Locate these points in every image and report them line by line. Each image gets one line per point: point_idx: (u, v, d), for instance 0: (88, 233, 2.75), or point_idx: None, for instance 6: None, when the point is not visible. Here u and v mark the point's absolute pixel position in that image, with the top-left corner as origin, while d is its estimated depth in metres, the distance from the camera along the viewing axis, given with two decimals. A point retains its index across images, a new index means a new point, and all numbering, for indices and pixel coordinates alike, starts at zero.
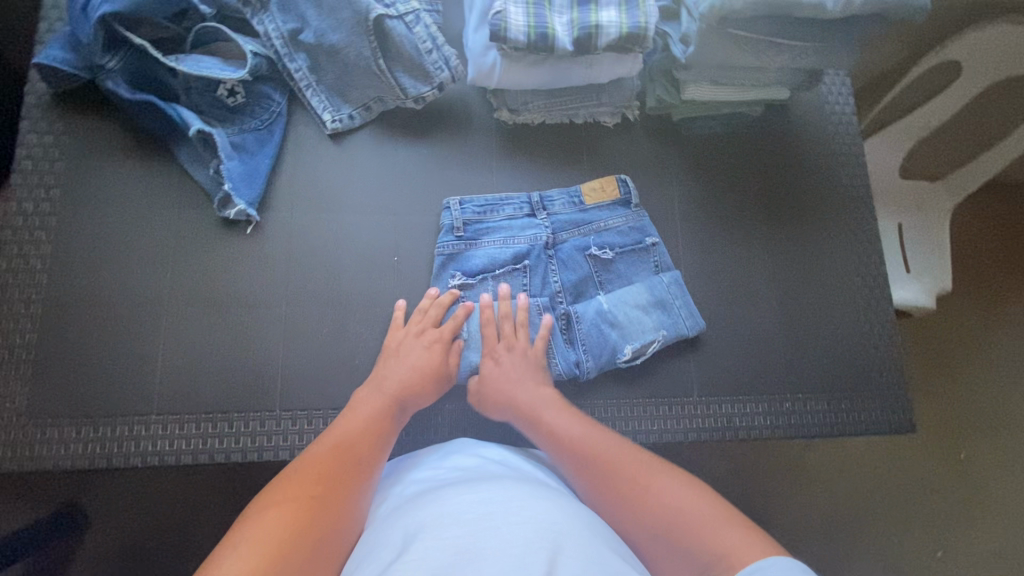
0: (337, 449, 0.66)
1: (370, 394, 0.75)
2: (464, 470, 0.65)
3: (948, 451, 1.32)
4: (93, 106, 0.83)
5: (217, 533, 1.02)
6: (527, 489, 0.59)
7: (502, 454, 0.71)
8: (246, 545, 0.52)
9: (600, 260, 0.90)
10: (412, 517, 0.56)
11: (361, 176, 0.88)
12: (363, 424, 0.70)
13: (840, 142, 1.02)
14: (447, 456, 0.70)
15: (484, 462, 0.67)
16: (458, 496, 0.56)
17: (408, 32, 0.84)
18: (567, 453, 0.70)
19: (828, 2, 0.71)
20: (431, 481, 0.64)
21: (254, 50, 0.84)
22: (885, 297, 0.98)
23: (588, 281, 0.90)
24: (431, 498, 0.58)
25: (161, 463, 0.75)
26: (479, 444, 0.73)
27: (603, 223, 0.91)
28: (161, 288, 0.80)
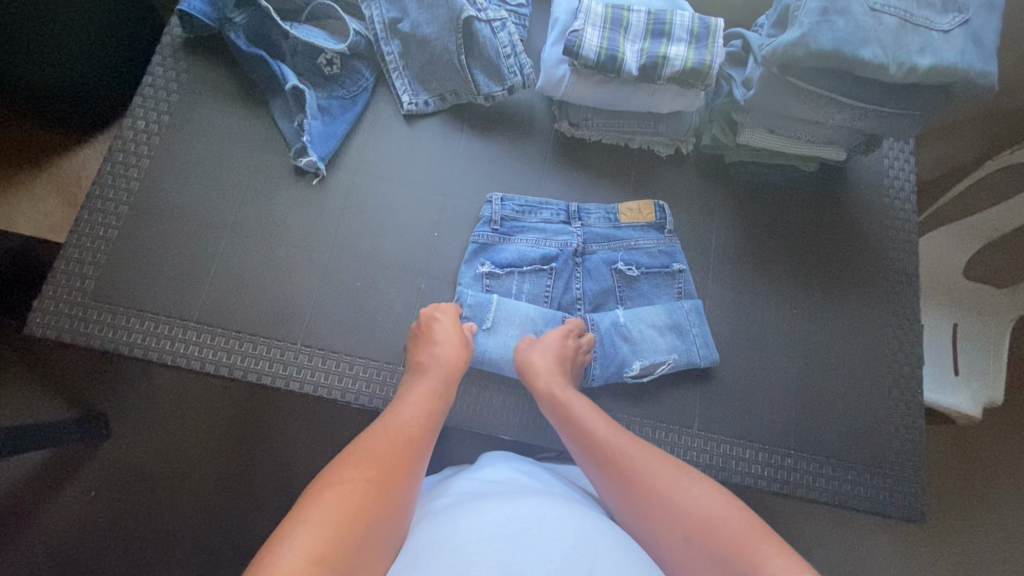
0: (389, 434, 0.70)
1: (420, 385, 0.78)
2: (496, 483, 0.71)
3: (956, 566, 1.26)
4: (214, 53, 0.96)
5: (224, 449, 1.14)
6: (553, 504, 0.64)
7: (534, 470, 0.76)
8: (311, 522, 0.56)
9: (625, 278, 0.93)
10: (451, 521, 0.61)
11: (422, 155, 0.96)
12: (414, 413, 0.74)
13: (894, 215, 1.01)
14: (478, 471, 0.75)
15: (511, 480, 0.72)
16: (488, 509, 0.61)
17: (492, 36, 0.92)
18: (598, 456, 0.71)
19: (891, 66, 0.73)
20: (464, 493, 0.69)
21: (357, 29, 0.95)
22: (915, 379, 0.94)
23: (610, 296, 0.93)
24: (469, 507, 0.63)
25: (188, 364, 0.84)
26: (510, 459, 0.79)
27: (634, 242, 0.94)
28: (228, 215, 0.91)
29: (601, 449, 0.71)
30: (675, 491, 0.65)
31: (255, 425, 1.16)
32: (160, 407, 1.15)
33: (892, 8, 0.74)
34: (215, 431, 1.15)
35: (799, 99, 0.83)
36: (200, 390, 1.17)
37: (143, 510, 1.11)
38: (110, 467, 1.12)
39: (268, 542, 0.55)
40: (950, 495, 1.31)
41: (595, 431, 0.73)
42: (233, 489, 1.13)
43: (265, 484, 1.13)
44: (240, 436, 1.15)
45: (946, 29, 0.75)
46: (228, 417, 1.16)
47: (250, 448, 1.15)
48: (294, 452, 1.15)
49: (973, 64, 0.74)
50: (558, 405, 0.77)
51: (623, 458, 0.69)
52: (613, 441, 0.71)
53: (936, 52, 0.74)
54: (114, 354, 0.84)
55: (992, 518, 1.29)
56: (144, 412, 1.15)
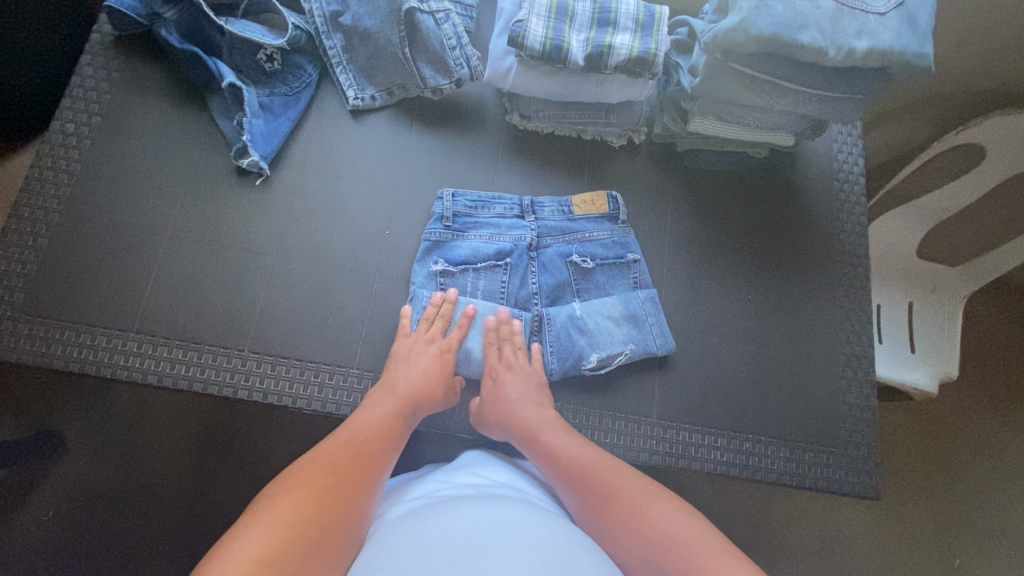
0: (346, 442, 0.70)
1: (381, 396, 0.78)
2: (470, 487, 0.70)
3: (911, 535, 1.31)
4: (147, 52, 0.92)
5: (183, 464, 1.10)
6: (528, 509, 0.63)
7: (509, 476, 0.75)
8: (261, 527, 0.57)
9: (581, 271, 0.93)
10: (418, 524, 0.59)
11: (371, 151, 0.94)
12: (373, 421, 0.74)
13: (844, 198, 1.02)
14: (453, 472, 0.75)
15: (487, 484, 0.71)
16: (463, 510, 0.60)
17: (436, 27, 0.90)
18: (565, 472, 0.73)
19: (829, 51, 0.74)
20: (439, 492, 0.68)
21: (296, 24, 0.92)
22: (867, 358, 0.96)
23: (568, 290, 0.92)
24: (439, 509, 0.62)
25: (129, 377, 0.80)
26: (486, 463, 0.77)
27: (589, 235, 0.94)
28: (166, 219, 0.87)
29: (569, 468, 0.73)
30: (638, 506, 0.67)
31: (214, 437, 1.12)
32: (111, 423, 1.11)
33: None
34: (172, 445, 1.11)
35: (744, 85, 0.83)
36: (154, 403, 1.12)
37: (96, 531, 1.06)
38: (60, 487, 1.07)
39: (218, 545, 0.55)
40: (905, 470, 1.35)
41: (564, 450, 0.75)
42: (191, 505, 1.09)
43: (223, 498, 1.09)
44: (197, 449, 1.11)
45: (882, 11, 0.76)
46: (186, 430, 1.12)
47: (208, 462, 1.11)
48: (254, 465, 1.11)
49: (908, 46, 0.75)
50: (525, 426, 0.78)
51: (593, 475, 0.71)
52: (583, 457, 0.73)
53: (873, 34, 0.75)
54: (48, 369, 0.80)
55: (944, 490, 1.35)
56: (94, 429, 1.10)
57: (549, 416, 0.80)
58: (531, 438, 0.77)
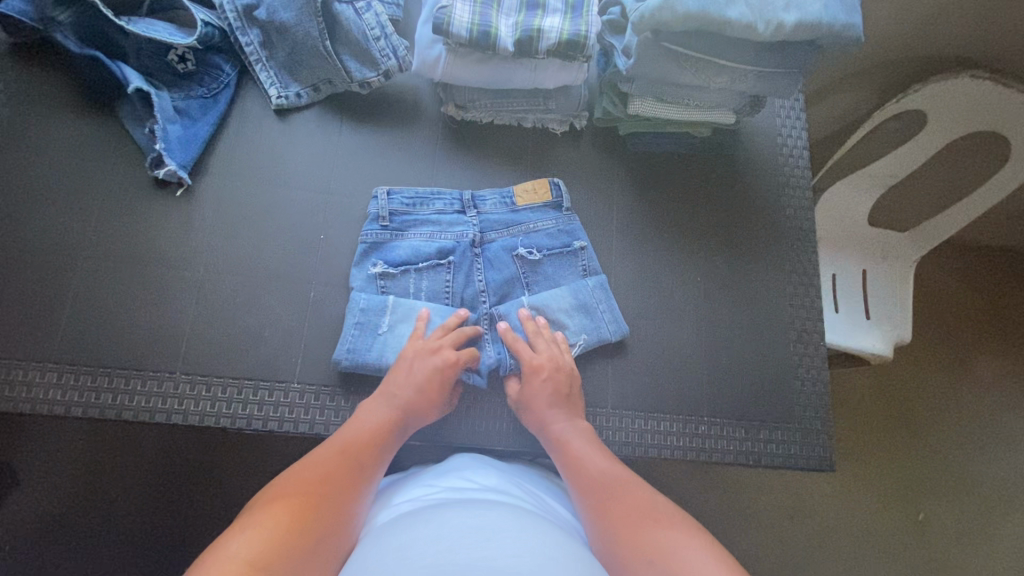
0: (337, 451, 0.68)
1: (376, 404, 0.75)
2: (456, 491, 0.67)
3: (873, 496, 1.35)
4: (46, 59, 0.85)
5: (143, 498, 1.03)
6: (517, 514, 0.60)
7: (496, 479, 0.72)
8: (252, 532, 0.54)
9: (529, 265, 0.90)
10: (404, 531, 0.56)
11: (299, 152, 0.89)
12: (365, 430, 0.72)
13: (788, 173, 1.02)
14: (443, 476, 0.72)
15: (477, 488, 0.68)
16: (452, 517, 0.57)
17: (356, 18, 0.86)
18: (586, 482, 0.70)
19: (758, 25, 0.72)
20: (428, 497, 0.66)
21: (206, 20, 0.86)
22: (817, 332, 0.97)
23: (517, 284, 0.90)
24: (427, 515, 0.59)
25: (50, 412, 0.75)
26: (476, 466, 0.75)
27: (535, 226, 0.92)
28: (80, 238, 0.81)
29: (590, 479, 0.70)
30: (650, 525, 0.63)
31: (176, 468, 1.05)
32: (60, 455, 1.03)
33: None
34: (129, 477, 1.04)
35: (678, 64, 0.81)
36: (110, 433, 1.05)
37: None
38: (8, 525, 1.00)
39: (202, 554, 0.52)
40: (866, 435, 1.39)
41: (588, 464, 0.73)
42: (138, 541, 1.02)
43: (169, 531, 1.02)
44: (138, 481, 1.03)
45: None
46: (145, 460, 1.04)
47: (169, 493, 1.04)
48: (203, 492, 1.05)
49: (837, 16, 0.74)
50: (556, 439, 0.77)
51: (613, 489, 0.68)
52: (608, 470, 0.71)
53: (801, 7, 0.73)
54: None
55: (902, 450, 1.38)
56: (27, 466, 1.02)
57: (585, 430, 0.78)
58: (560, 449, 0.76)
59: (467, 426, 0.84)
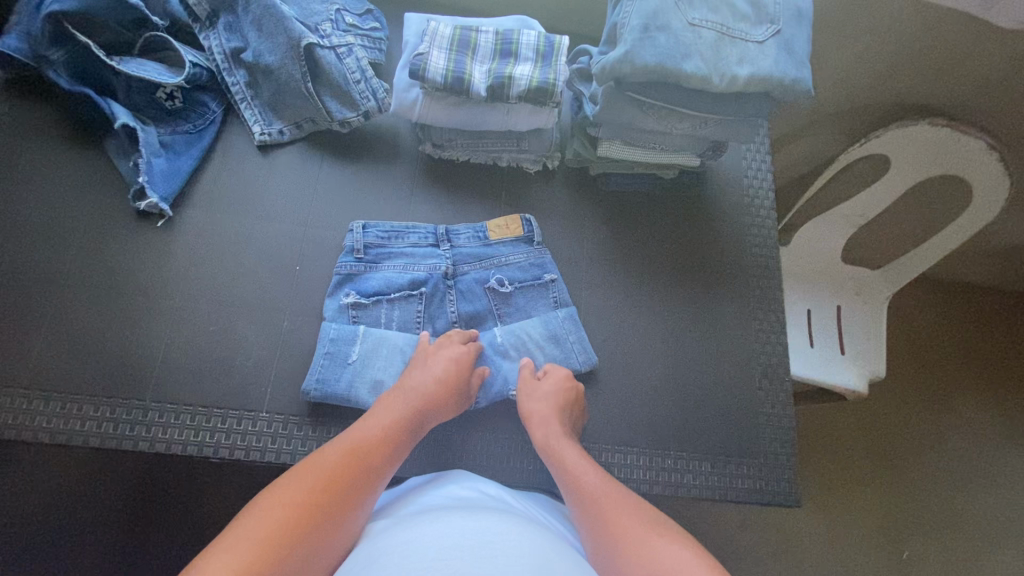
0: (348, 451, 0.67)
1: (392, 401, 0.75)
2: (456, 499, 0.68)
3: (852, 533, 1.34)
4: (40, 94, 0.89)
5: (104, 533, 0.99)
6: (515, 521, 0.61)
7: (496, 491, 0.74)
8: (244, 539, 0.53)
9: (502, 298, 0.93)
10: (408, 533, 0.57)
11: (280, 186, 0.93)
12: (377, 431, 0.71)
13: (754, 212, 1.06)
14: (445, 486, 0.72)
15: (478, 497, 0.69)
16: (449, 520, 0.58)
17: (338, 62, 0.91)
18: (576, 490, 0.69)
19: (713, 78, 0.77)
20: (430, 504, 0.66)
21: (195, 61, 0.90)
22: (783, 367, 0.99)
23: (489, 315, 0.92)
24: (430, 518, 0.60)
25: (15, 438, 0.76)
26: (475, 480, 0.75)
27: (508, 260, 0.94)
28: (59, 267, 0.83)
29: (580, 493, 0.68)
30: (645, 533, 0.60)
31: (139, 503, 1.00)
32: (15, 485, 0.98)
33: (709, 23, 0.78)
34: (89, 511, 0.99)
35: (642, 111, 0.85)
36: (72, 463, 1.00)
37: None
38: None
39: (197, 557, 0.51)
40: (843, 471, 1.39)
41: (579, 471, 0.72)
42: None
43: (129, 567, 0.98)
44: (90, 515, 0.99)
45: (761, 40, 0.79)
46: (108, 493, 1.00)
47: (133, 529, 1.00)
48: (166, 526, 1.01)
49: (786, 71, 0.79)
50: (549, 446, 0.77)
51: (605, 497, 0.66)
52: (599, 481, 0.69)
53: (753, 62, 0.78)
54: None
55: (881, 486, 1.39)
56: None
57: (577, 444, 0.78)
58: (553, 454, 0.76)
59: (434, 457, 0.85)
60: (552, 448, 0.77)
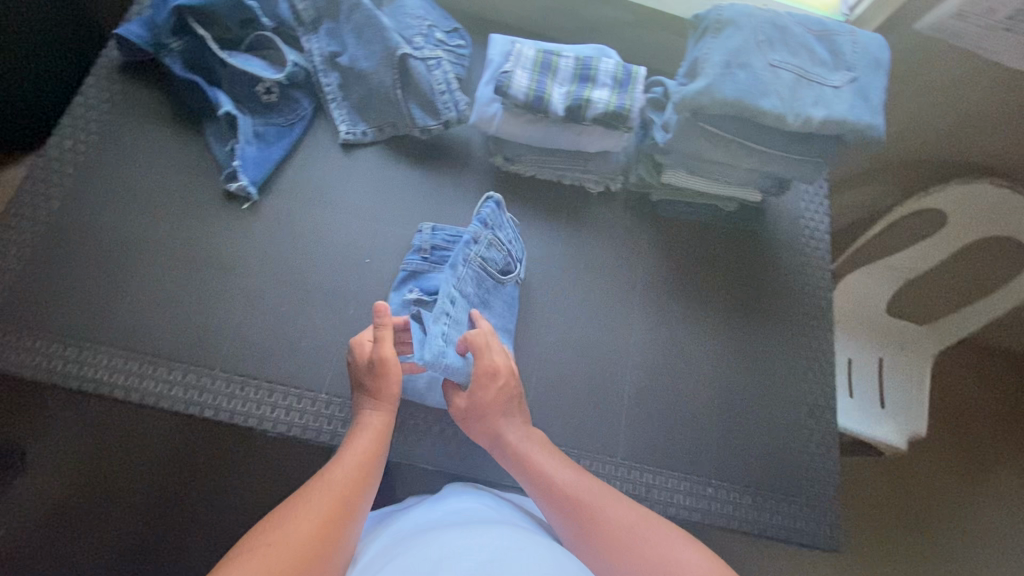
0: (332, 478, 0.69)
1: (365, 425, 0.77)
2: (454, 513, 0.72)
3: None
4: (152, 77, 0.96)
5: (149, 490, 1.04)
6: (512, 531, 0.66)
7: (491, 501, 0.78)
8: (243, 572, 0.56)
9: (505, 269, 0.95)
10: (412, 550, 0.62)
11: (357, 183, 0.98)
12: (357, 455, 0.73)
13: (809, 252, 1.07)
14: (438, 502, 0.77)
15: (475, 509, 0.74)
16: (450, 536, 0.63)
17: (427, 73, 0.96)
18: (556, 499, 0.74)
19: (788, 117, 0.80)
20: (429, 519, 0.71)
21: (296, 61, 0.98)
22: (830, 410, 0.99)
23: (494, 297, 0.93)
24: (430, 535, 0.64)
25: (95, 391, 0.80)
26: (465, 492, 0.79)
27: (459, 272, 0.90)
28: (151, 237, 0.89)
29: (557, 492, 0.74)
30: (636, 537, 0.69)
31: (184, 461, 1.06)
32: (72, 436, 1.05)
33: (788, 65, 0.81)
34: (134, 469, 1.05)
35: (712, 143, 0.88)
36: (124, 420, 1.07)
37: (28, 559, 0.98)
38: (9, 513, 1.00)
39: None
40: (877, 527, 1.35)
41: (553, 476, 0.76)
42: (129, 544, 1.01)
43: (171, 523, 1.03)
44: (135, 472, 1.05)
45: (837, 85, 0.82)
46: (152, 453, 1.06)
47: (176, 488, 1.05)
48: (205, 502, 1.05)
49: (861, 116, 0.81)
50: (512, 452, 0.78)
51: (584, 502, 0.73)
52: (575, 484, 0.75)
53: (828, 105, 0.81)
54: (16, 378, 0.80)
55: (915, 547, 1.34)
56: (43, 446, 1.04)
57: (539, 439, 0.81)
58: (519, 462, 0.78)
59: (479, 458, 0.87)
60: (521, 458, 0.78)
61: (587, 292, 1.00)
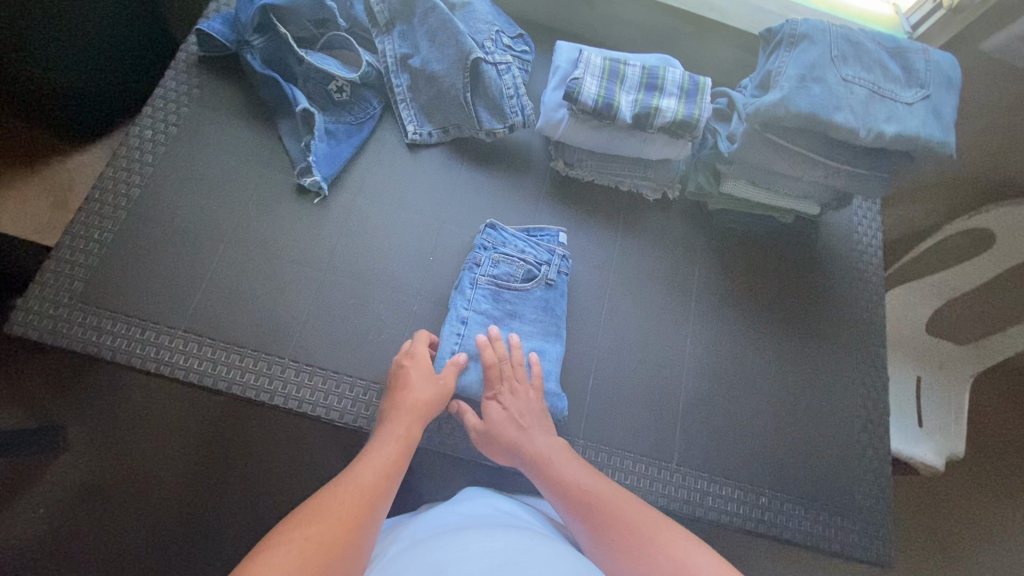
0: (365, 468, 0.69)
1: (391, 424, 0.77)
2: (474, 515, 0.73)
3: None
4: (230, 73, 1.00)
5: (190, 468, 1.08)
6: (533, 536, 0.66)
7: (511, 505, 0.79)
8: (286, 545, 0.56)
9: (527, 275, 0.95)
10: (434, 545, 0.62)
11: (422, 182, 1.00)
12: (386, 451, 0.73)
13: (863, 268, 1.08)
14: (456, 505, 0.77)
15: (494, 513, 0.74)
16: (471, 535, 0.63)
17: (498, 77, 0.99)
18: (572, 500, 0.75)
19: (861, 132, 0.80)
20: (449, 519, 0.72)
21: (369, 61, 1.01)
22: (882, 425, 0.99)
23: (519, 303, 0.94)
24: (451, 534, 0.65)
25: (171, 374, 0.82)
26: (488, 495, 0.81)
27: (469, 294, 0.92)
28: (225, 227, 0.92)
29: (573, 494, 0.76)
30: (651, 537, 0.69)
31: (227, 442, 1.10)
32: (118, 415, 1.09)
33: (862, 81, 0.82)
34: (178, 448, 1.09)
35: (779, 155, 0.89)
36: (167, 402, 1.11)
37: (82, 532, 1.02)
38: (60, 489, 1.04)
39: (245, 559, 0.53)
40: (914, 547, 1.34)
41: (571, 480, 0.77)
42: (176, 520, 1.05)
43: (217, 503, 1.07)
44: (178, 452, 1.09)
45: (911, 102, 0.83)
46: (196, 434, 1.10)
47: (218, 468, 1.09)
48: (255, 488, 1.09)
49: (933, 134, 0.81)
50: (533, 458, 0.80)
51: (599, 503, 0.74)
52: (591, 486, 0.76)
53: (901, 121, 0.81)
54: (93, 358, 0.82)
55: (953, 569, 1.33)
56: (95, 429, 1.07)
57: (560, 445, 0.82)
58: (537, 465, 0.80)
59: None
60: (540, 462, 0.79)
61: (643, 297, 1.00)
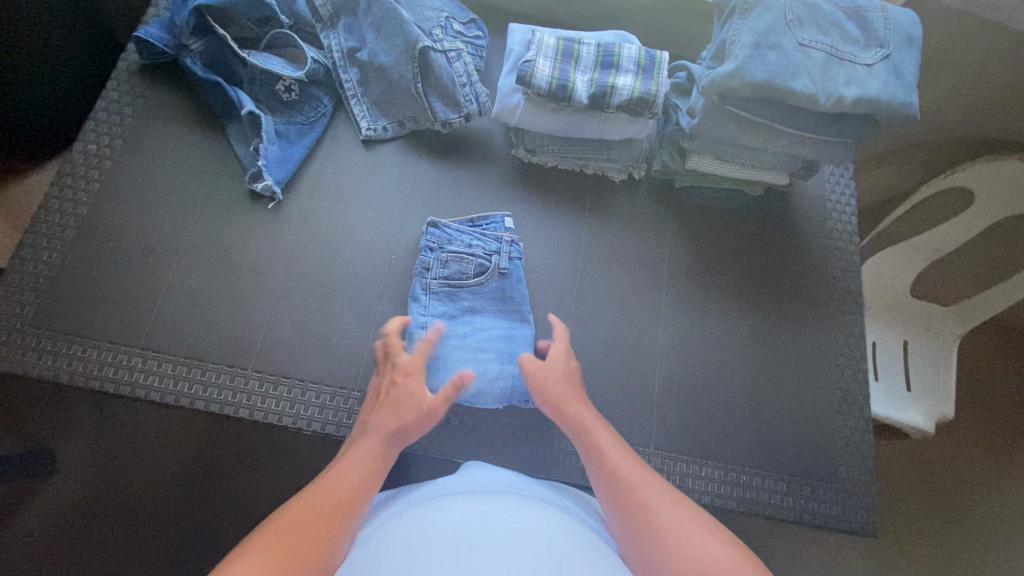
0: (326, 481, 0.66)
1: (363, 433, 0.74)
2: (475, 484, 0.71)
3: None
4: (174, 80, 0.97)
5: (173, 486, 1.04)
6: (528, 504, 0.64)
7: (512, 477, 0.76)
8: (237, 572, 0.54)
9: (478, 269, 0.93)
10: (421, 516, 0.60)
11: (379, 178, 0.97)
12: (354, 461, 0.70)
13: (836, 236, 1.06)
14: (460, 475, 0.74)
15: (495, 481, 0.72)
16: (462, 505, 0.61)
17: (448, 65, 0.96)
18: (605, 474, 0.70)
19: (821, 97, 0.78)
20: (450, 488, 0.69)
21: (315, 58, 0.98)
22: (862, 394, 0.98)
23: (473, 299, 0.92)
24: (442, 501, 0.63)
25: (131, 394, 0.81)
26: (487, 468, 0.77)
27: (425, 301, 0.90)
28: (177, 239, 0.89)
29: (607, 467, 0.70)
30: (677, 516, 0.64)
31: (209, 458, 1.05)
32: (94, 437, 1.04)
33: (819, 44, 0.80)
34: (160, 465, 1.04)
35: (739, 126, 0.87)
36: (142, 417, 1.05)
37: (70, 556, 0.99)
38: (43, 514, 1.00)
39: None
40: (907, 509, 1.34)
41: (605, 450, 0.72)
42: (161, 543, 1.01)
43: (200, 523, 1.02)
44: (167, 468, 1.04)
45: (870, 62, 0.80)
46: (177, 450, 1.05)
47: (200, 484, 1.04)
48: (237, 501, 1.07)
49: (895, 94, 0.79)
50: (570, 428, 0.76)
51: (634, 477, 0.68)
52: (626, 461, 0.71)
53: (861, 83, 0.79)
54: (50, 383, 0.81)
55: (948, 530, 1.32)
56: (81, 450, 1.03)
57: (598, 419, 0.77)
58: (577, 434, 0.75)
59: (510, 451, 0.87)
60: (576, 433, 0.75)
61: (613, 281, 0.98)
